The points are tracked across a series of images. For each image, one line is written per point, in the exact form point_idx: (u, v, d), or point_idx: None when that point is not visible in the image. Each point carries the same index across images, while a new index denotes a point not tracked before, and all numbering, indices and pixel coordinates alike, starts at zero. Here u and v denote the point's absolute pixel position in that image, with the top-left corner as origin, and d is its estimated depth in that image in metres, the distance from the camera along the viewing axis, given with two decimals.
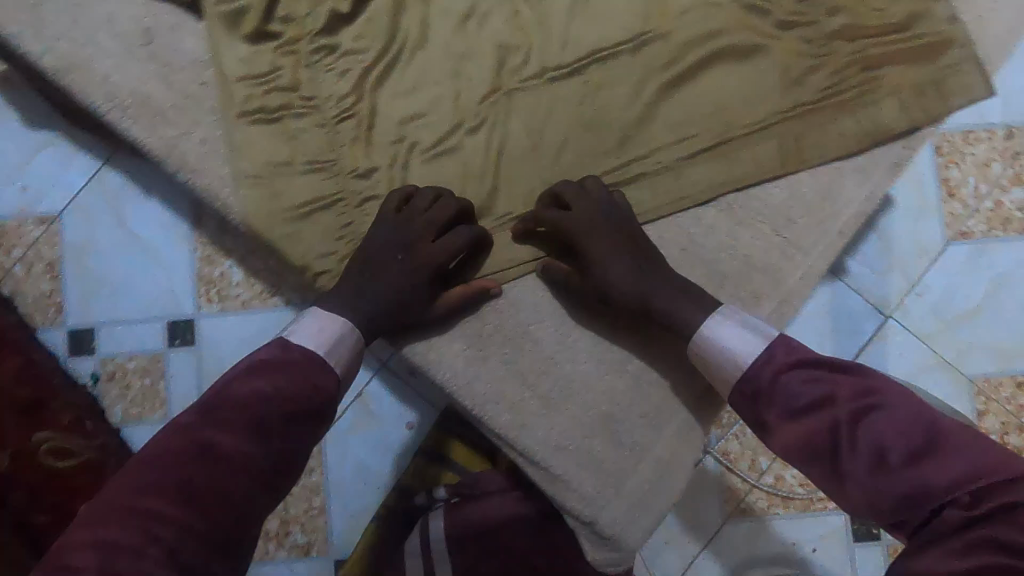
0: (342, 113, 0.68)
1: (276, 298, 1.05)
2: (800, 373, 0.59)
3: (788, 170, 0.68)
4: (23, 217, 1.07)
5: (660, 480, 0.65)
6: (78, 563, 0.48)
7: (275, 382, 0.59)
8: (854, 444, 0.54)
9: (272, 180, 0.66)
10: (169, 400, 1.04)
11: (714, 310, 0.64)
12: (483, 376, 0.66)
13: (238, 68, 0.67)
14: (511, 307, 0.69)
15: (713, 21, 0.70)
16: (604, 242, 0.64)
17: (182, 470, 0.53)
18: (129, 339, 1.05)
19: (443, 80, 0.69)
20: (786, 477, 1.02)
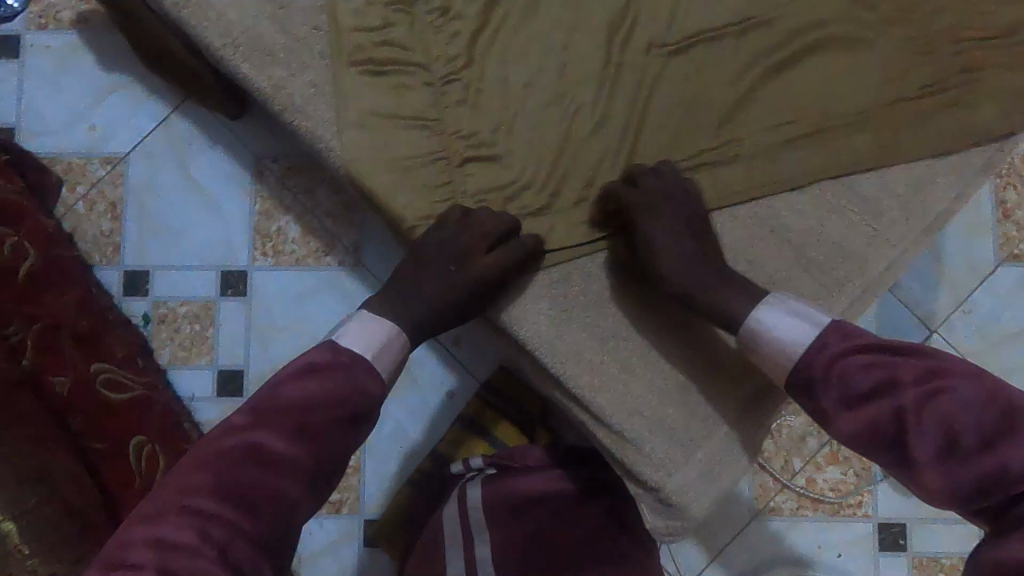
0: (450, 71, 0.68)
1: (329, 258, 1.07)
2: (856, 360, 0.59)
3: (882, 163, 0.69)
4: (90, 156, 1.09)
5: (726, 454, 0.68)
6: (140, 558, 0.51)
7: (323, 386, 0.61)
8: (923, 427, 0.54)
9: (376, 131, 0.66)
10: (216, 347, 1.07)
11: (763, 299, 0.65)
12: (565, 336, 0.68)
13: (348, 16, 0.67)
14: (600, 272, 0.70)
15: (817, 12, 0.70)
16: (665, 224, 0.66)
17: (234, 472, 0.57)
18: (181, 284, 1.08)
19: (548, 47, 0.70)
20: (817, 480, 1.02)
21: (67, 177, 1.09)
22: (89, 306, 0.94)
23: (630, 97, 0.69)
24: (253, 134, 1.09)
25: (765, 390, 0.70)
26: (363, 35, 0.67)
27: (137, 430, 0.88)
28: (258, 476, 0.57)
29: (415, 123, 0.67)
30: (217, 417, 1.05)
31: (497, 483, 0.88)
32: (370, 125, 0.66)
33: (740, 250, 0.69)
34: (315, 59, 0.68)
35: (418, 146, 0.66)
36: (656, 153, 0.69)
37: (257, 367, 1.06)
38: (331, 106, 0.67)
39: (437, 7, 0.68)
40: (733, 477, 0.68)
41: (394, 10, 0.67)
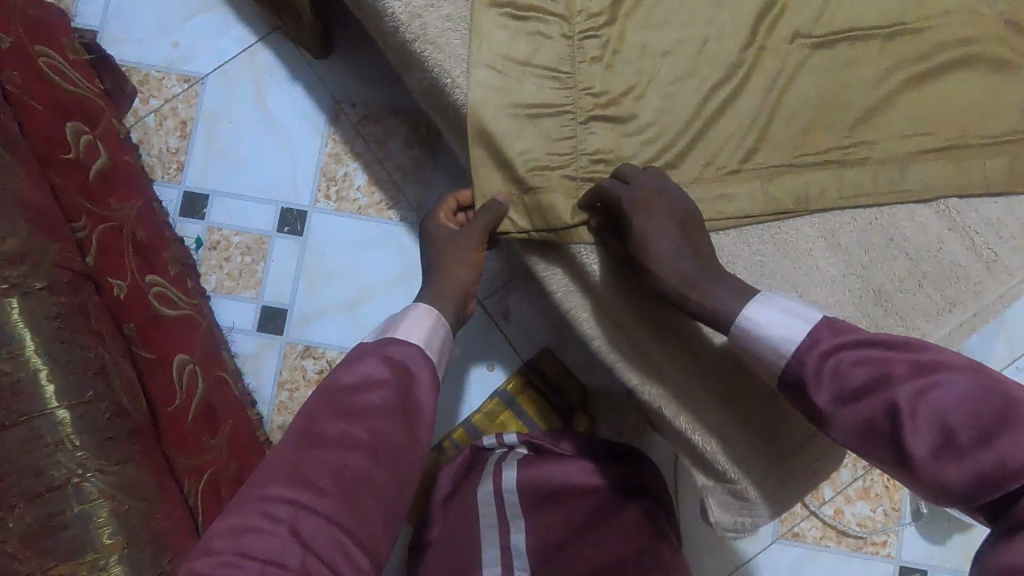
0: (587, 30, 0.66)
1: (391, 211, 1.06)
2: (846, 358, 0.55)
3: (1012, 190, 0.66)
4: (169, 71, 1.08)
5: (812, 459, 0.65)
6: (217, 546, 0.51)
7: (366, 370, 0.62)
8: (916, 422, 0.50)
9: (504, 78, 0.65)
10: (264, 283, 1.05)
11: (752, 298, 0.61)
12: (646, 317, 0.69)
13: None
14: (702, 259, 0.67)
15: (975, 25, 0.66)
16: (658, 223, 0.62)
17: (295, 459, 0.57)
18: (239, 214, 1.06)
19: (689, 21, 0.67)
20: (846, 512, 1.01)
21: (142, 88, 1.08)
22: (149, 218, 0.94)
23: (765, 84, 0.66)
24: (339, 75, 1.07)
25: (811, 438, 0.65)
26: None
27: (179, 347, 0.85)
28: (321, 458, 0.57)
29: (544, 77, 0.66)
30: (255, 352, 1.04)
31: (533, 464, 0.86)
32: (498, 71, 0.65)
33: (856, 256, 0.65)
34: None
35: (542, 101, 0.65)
36: (784, 143, 0.66)
37: (302, 308, 1.05)
38: (462, 47, 0.66)
39: None
40: (764, 512, 0.66)
41: None
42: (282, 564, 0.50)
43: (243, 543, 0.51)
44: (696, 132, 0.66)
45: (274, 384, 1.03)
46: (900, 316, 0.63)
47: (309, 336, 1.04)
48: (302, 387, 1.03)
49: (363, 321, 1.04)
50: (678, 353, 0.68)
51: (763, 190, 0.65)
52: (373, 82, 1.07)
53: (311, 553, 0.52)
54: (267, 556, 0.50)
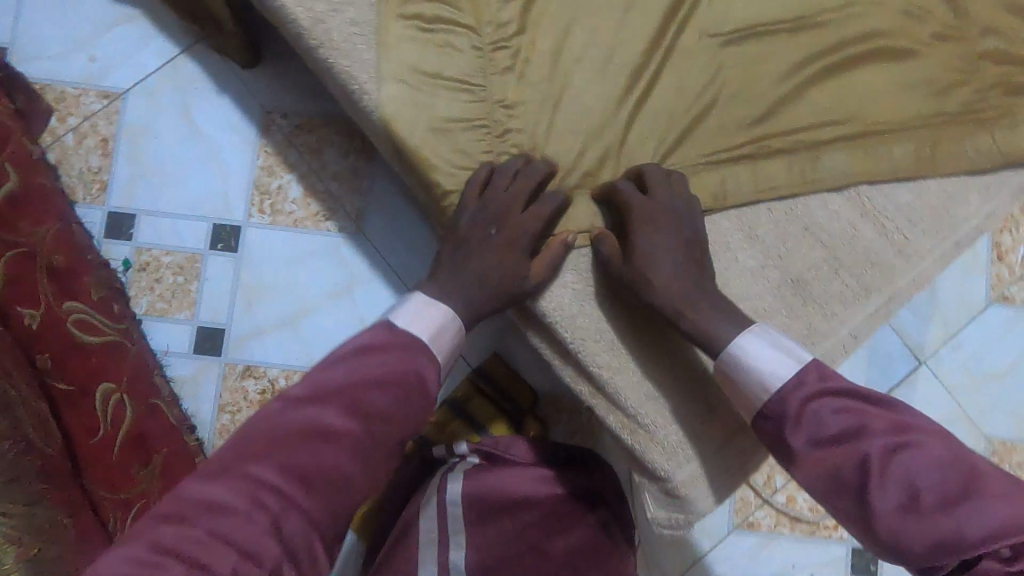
0: (499, 36, 0.65)
1: (329, 223, 1.03)
2: (832, 406, 0.57)
3: (919, 174, 0.66)
4: (86, 88, 1.03)
5: (732, 458, 0.66)
6: (191, 519, 0.48)
7: (376, 366, 0.59)
8: (885, 482, 0.53)
9: (418, 86, 0.62)
10: (198, 303, 1.01)
11: (748, 329, 0.62)
12: (588, 311, 0.65)
13: None
14: None
15: (877, 18, 0.68)
16: (663, 231, 0.63)
17: (295, 445, 0.54)
18: (169, 232, 1.02)
19: (601, 24, 0.67)
20: (798, 498, 1.02)
21: (59, 106, 1.03)
22: (67, 240, 0.89)
23: (682, 84, 0.66)
24: (265, 87, 1.04)
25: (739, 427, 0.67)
26: None
27: (105, 376, 0.82)
28: (317, 450, 0.54)
29: (459, 84, 0.63)
30: (191, 375, 0.99)
31: (477, 475, 0.82)
32: (412, 80, 0.62)
33: (773, 246, 0.65)
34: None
35: (460, 110, 0.63)
36: (700, 142, 0.66)
37: (239, 327, 1.01)
38: (370, 55, 0.62)
39: None
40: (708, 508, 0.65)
41: None
42: (257, 558, 0.48)
43: (221, 526, 0.48)
44: (616, 135, 0.66)
45: (214, 407, 0.99)
46: (813, 306, 0.64)
47: (247, 355, 1.01)
48: (244, 409, 0.99)
49: (305, 338, 1.01)
50: (648, 342, 0.66)
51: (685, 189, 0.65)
52: (301, 92, 1.04)
53: (286, 554, 0.50)
54: (243, 549, 0.48)
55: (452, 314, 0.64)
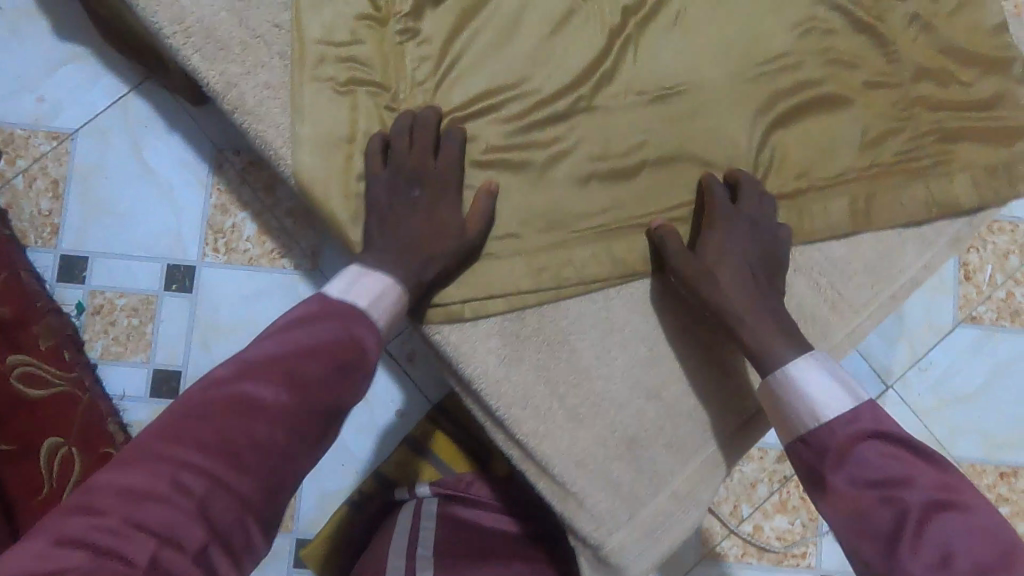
0: (418, 92, 0.62)
1: (284, 260, 1.02)
2: (880, 450, 0.53)
3: (854, 230, 0.64)
4: (35, 130, 1.01)
5: (677, 511, 0.62)
6: (102, 508, 0.41)
7: (311, 336, 0.51)
8: (919, 537, 0.49)
9: (338, 155, 0.59)
10: (155, 344, 1.00)
11: (807, 354, 0.60)
12: (514, 376, 0.61)
13: (312, 18, 0.60)
14: (556, 312, 0.62)
15: (810, 69, 0.66)
16: (737, 238, 0.61)
17: (223, 421, 0.46)
18: (122, 274, 1.00)
19: (529, 75, 0.63)
20: (765, 528, 1.01)
21: (7, 148, 1.01)
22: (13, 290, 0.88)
23: (610, 137, 0.64)
24: (214, 126, 1.03)
25: (752, 417, 0.64)
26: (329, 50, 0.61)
27: (52, 430, 0.85)
28: (247, 425, 0.46)
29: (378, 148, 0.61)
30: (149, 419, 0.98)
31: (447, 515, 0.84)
32: (327, 143, 0.59)
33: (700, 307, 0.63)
34: (273, 60, 0.60)
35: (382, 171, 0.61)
36: (630, 195, 0.64)
37: (197, 367, 1.00)
38: (286, 118, 0.60)
39: (408, 26, 0.62)
40: (691, 530, 0.62)
41: (364, 23, 0.61)
42: (179, 544, 0.41)
43: (140, 513, 0.41)
44: (547, 193, 0.62)
45: None
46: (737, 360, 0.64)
47: None
48: None
49: None
50: (579, 407, 0.61)
51: (607, 250, 0.62)
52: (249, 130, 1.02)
53: (214, 539, 0.43)
54: (164, 535, 0.41)
55: (397, 285, 0.57)
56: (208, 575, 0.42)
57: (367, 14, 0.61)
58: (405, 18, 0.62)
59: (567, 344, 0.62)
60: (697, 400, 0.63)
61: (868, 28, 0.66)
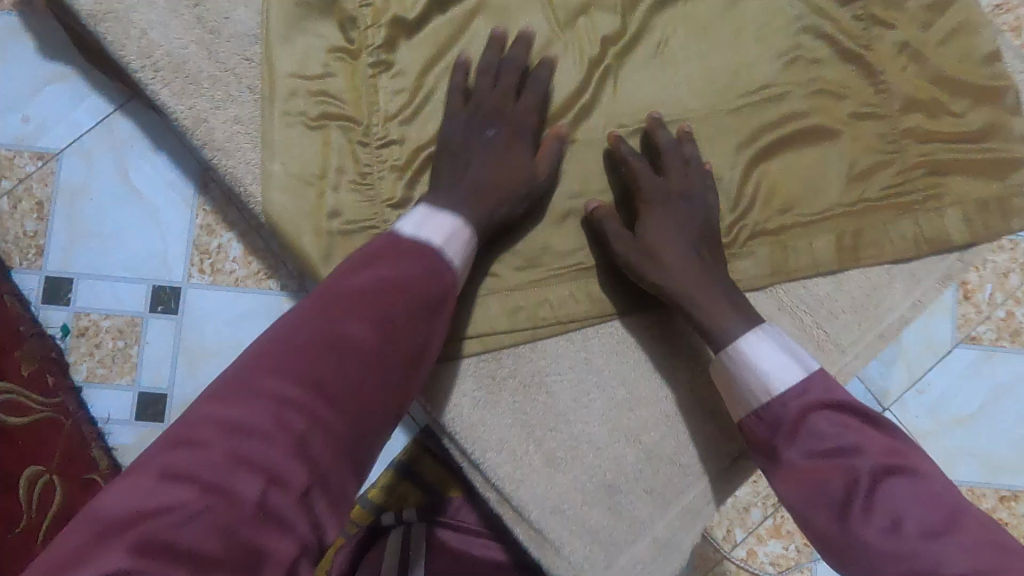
0: (393, 126, 0.54)
1: (270, 281, 0.87)
2: (833, 421, 0.45)
3: (841, 266, 0.55)
4: (17, 149, 0.85)
5: (658, 561, 0.53)
6: (166, 466, 0.32)
7: (405, 264, 0.43)
8: (871, 502, 0.42)
9: (310, 198, 0.53)
10: (140, 366, 0.84)
11: (758, 328, 0.50)
12: (486, 421, 0.53)
13: (282, 48, 0.54)
14: (531, 354, 0.54)
15: (850, 93, 0.56)
16: (676, 212, 0.52)
17: (318, 358, 0.38)
18: (110, 295, 0.85)
19: (516, 102, 0.55)
20: (758, 551, 0.80)
21: None
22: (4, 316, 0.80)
23: (608, 174, 0.55)
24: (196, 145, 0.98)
25: (737, 458, 0.54)
26: (297, 82, 0.54)
27: (33, 459, 0.77)
28: (345, 359, 0.38)
29: (351, 188, 0.54)
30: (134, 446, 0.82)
31: None
32: (300, 183, 0.53)
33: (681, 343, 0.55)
34: (244, 94, 0.55)
35: (354, 213, 0.53)
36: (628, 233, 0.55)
37: (182, 393, 0.84)
38: (257, 155, 0.54)
39: (381, 58, 0.55)
40: None
41: (335, 55, 0.54)
42: (282, 483, 0.34)
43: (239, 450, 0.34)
44: (535, 234, 0.54)
45: None
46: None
47: None
48: None
49: None
50: (557, 450, 0.53)
51: (585, 289, 0.54)
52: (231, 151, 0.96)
53: (318, 487, 0.35)
54: (270, 474, 0.34)
55: (464, 226, 0.48)
56: (313, 515, 0.35)
57: (338, 45, 0.54)
58: (378, 50, 0.54)
59: (543, 388, 0.54)
60: (698, 456, 0.54)
61: (907, 49, 0.56)
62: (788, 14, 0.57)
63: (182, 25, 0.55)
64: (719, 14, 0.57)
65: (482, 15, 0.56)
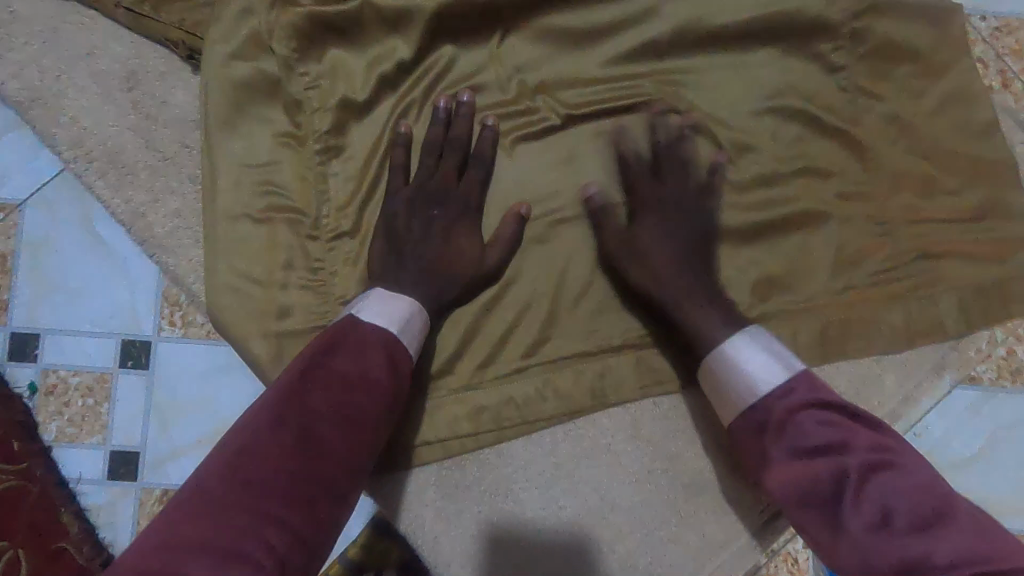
0: (342, 215, 0.51)
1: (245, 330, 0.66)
2: (820, 418, 0.40)
3: (829, 358, 0.51)
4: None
5: None
6: None
7: (364, 360, 0.41)
8: (859, 494, 0.37)
9: (255, 295, 0.50)
10: (110, 429, 0.65)
11: (743, 328, 0.45)
12: (451, 532, 0.50)
13: (225, 136, 0.50)
14: (493, 459, 0.51)
15: (834, 170, 0.52)
16: (678, 214, 0.49)
17: (293, 468, 0.35)
18: (76, 348, 0.65)
19: (475, 187, 0.50)
20: None
21: None
22: None
23: (577, 259, 0.51)
24: None
25: (755, 536, 0.51)
26: (240, 172, 0.50)
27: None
28: (313, 465, 0.36)
29: (300, 285, 0.50)
30: (105, 518, 0.64)
31: None
32: (248, 281, 0.50)
33: (662, 443, 0.51)
34: (186, 185, 0.52)
35: (304, 310, 0.50)
36: (598, 324, 0.51)
37: (160, 458, 0.65)
38: (198, 252, 0.51)
39: (330, 143, 0.50)
40: None
41: (282, 141, 0.51)
42: None
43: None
44: (497, 327, 0.50)
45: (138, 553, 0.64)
46: (725, 522, 0.51)
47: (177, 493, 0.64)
48: None
49: None
50: (529, 562, 0.50)
51: (553, 385, 0.50)
52: None
53: None
54: None
55: (422, 309, 0.46)
56: None
57: (285, 131, 0.51)
58: (326, 134, 0.50)
59: (509, 495, 0.51)
60: (684, 566, 0.51)
61: (897, 121, 0.52)
62: (768, 83, 0.53)
63: (116, 111, 0.52)
64: (695, 85, 0.53)
65: (438, 90, 0.52)
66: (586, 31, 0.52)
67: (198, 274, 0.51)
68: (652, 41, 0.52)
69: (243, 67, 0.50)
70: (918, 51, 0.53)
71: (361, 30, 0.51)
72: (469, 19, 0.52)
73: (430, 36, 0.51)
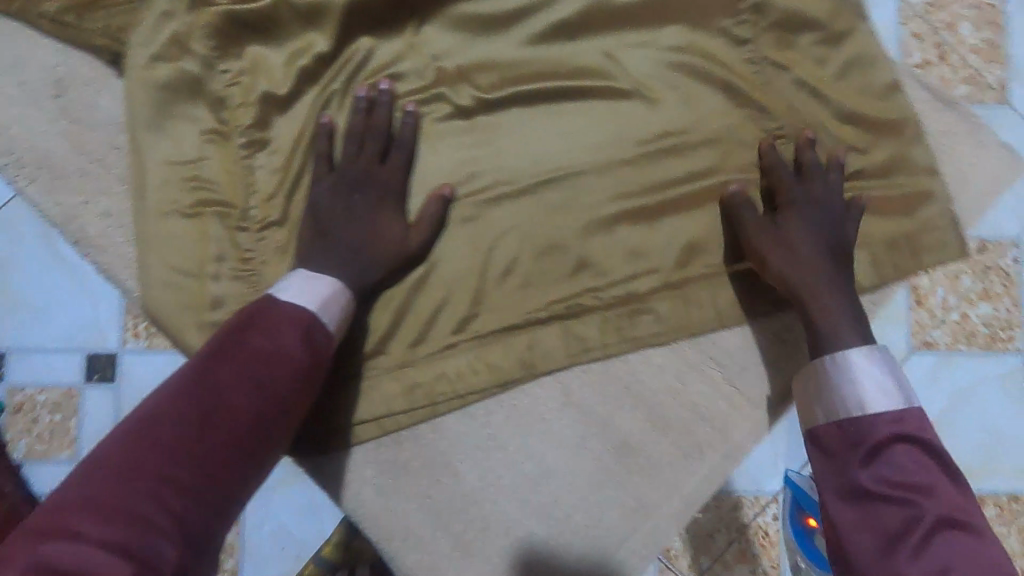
0: (269, 205, 0.52)
1: None
2: (919, 458, 0.42)
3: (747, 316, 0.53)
4: None
5: None
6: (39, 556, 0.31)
7: (277, 335, 0.42)
8: (925, 543, 0.39)
9: (187, 287, 0.51)
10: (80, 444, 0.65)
11: (871, 346, 0.47)
12: (392, 508, 0.51)
13: (151, 136, 0.52)
14: (430, 434, 0.52)
15: (744, 137, 0.54)
16: (820, 216, 0.50)
17: (194, 436, 0.37)
18: (41, 365, 0.66)
19: (397, 171, 0.52)
20: None
21: None
22: None
23: (501, 236, 0.53)
24: None
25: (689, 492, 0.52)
26: (167, 170, 0.52)
27: None
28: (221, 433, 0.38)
29: (232, 275, 0.51)
30: None
31: None
32: (180, 273, 0.51)
33: (594, 408, 0.53)
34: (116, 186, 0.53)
35: (236, 299, 0.51)
36: (525, 297, 0.52)
37: None
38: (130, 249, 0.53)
39: (254, 137, 0.52)
40: None
41: (207, 138, 0.52)
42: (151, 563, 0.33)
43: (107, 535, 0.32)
44: (426, 306, 0.52)
45: None
46: (659, 482, 0.52)
47: None
48: None
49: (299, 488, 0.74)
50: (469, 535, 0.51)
51: (483, 358, 0.52)
52: None
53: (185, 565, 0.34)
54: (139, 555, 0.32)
55: (344, 288, 0.47)
56: None
57: (210, 128, 0.52)
58: (249, 128, 0.52)
59: (446, 469, 0.52)
60: (620, 528, 0.52)
61: (804, 87, 0.54)
62: (678, 58, 0.54)
63: (45, 118, 0.54)
64: (608, 63, 0.54)
65: (358, 81, 0.54)
66: (498, 17, 0.54)
67: (132, 270, 0.52)
68: (561, 24, 0.54)
69: (164, 68, 0.52)
70: (817, 19, 0.55)
71: (279, 28, 0.53)
72: (382, 12, 0.53)
73: (347, 29, 0.53)
